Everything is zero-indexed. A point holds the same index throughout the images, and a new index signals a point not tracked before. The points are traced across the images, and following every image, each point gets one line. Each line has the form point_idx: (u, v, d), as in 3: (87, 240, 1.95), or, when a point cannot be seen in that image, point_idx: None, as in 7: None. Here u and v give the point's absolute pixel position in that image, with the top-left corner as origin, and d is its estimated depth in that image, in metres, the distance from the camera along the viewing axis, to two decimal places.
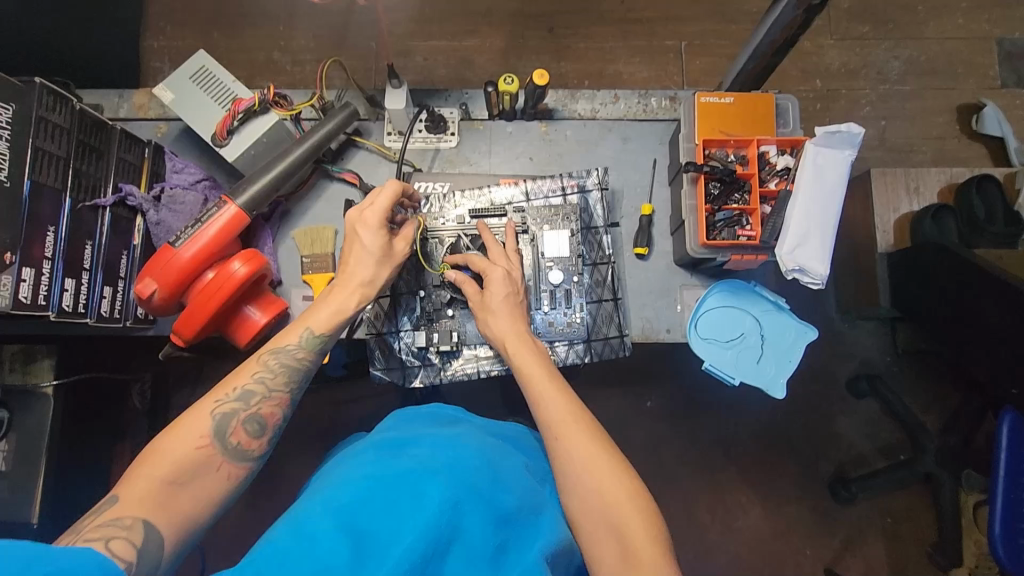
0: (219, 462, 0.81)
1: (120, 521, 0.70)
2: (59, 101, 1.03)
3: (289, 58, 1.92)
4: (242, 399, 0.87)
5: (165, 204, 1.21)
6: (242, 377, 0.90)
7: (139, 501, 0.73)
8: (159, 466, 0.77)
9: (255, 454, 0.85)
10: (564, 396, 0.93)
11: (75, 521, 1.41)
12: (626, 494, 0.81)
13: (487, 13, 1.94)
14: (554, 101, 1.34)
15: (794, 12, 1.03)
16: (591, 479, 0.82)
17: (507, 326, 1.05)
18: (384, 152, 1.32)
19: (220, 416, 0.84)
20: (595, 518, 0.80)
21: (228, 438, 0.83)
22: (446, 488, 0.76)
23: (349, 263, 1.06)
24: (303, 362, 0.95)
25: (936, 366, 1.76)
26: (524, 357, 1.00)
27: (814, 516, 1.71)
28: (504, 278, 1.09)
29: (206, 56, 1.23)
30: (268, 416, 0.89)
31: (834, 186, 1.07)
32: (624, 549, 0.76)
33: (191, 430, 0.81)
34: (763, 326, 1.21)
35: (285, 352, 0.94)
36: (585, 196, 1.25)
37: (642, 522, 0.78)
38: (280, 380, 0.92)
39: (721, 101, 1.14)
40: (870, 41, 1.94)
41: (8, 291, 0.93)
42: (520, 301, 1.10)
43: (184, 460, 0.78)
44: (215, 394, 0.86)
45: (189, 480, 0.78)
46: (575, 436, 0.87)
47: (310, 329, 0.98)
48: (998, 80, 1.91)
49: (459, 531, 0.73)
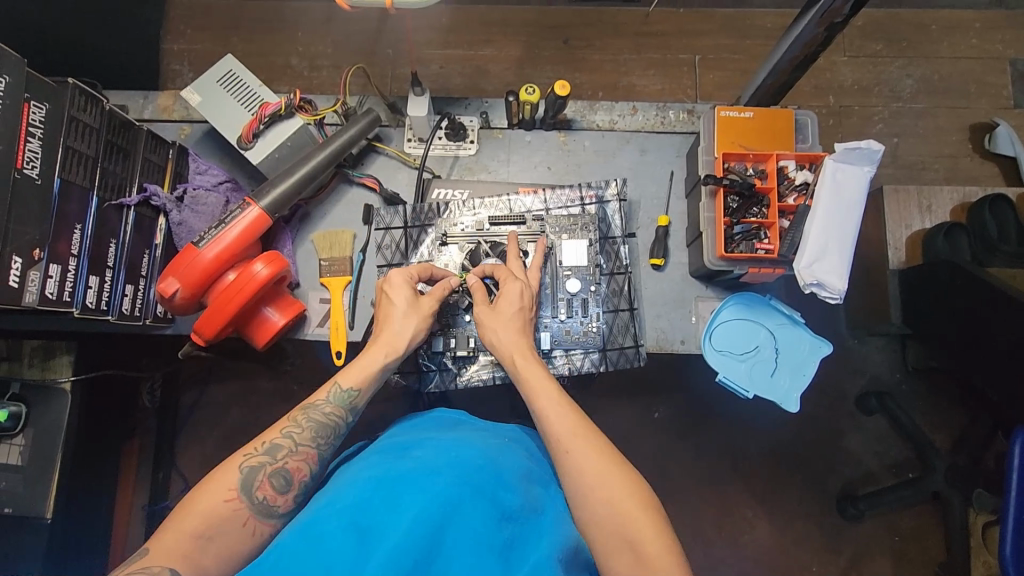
0: (245, 518, 0.82)
1: (149, 570, 0.73)
2: (90, 101, 1.05)
3: (307, 64, 1.95)
4: (270, 453, 0.89)
5: (188, 205, 1.23)
6: (272, 431, 0.93)
7: (165, 550, 0.75)
8: (188, 520, 0.79)
9: (282, 511, 0.86)
10: (572, 416, 0.92)
11: (82, 517, 1.41)
12: (639, 507, 0.82)
13: (503, 23, 1.97)
14: (573, 112, 1.36)
15: (815, 30, 1.04)
16: (602, 492, 0.83)
17: (512, 339, 1.04)
18: (405, 158, 1.34)
19: (248, 470, 0.86)
20: (609, 534, 0.80)
21: (255, 492, 0.85)
22: (445, 486, 0.76)
23: (384, 323, 1.06)
24: (331, 418, 0.96)
25: (945, 385, 1.76)
26: (530, 368, 1.00)
27: (821, 533, 1.70)
28: (519, 294, 1.08)
29: (233, 61, 1.25)
30: (296, 471, 0.90)
31: (851, 203, 1.08)
32: (639, 559, 0.77)
33: (219, 484, 0.84)
34: (778, 339, 1.21)
35: (314, 408, 0.96)
36: (603, 206, 1.26)
37: (654, 532, 0.79)
38: (308, 436, 0.94)
39: (741, 115, 1.16)
40: (883, 59, 1.95)
41: (35, 287, 0.94)
42: (527, 319, 1.08)
43: (215, 512, 0.81)
44: (245, 448, 0.89)
45: (215, 533, 0.79)
46: (578, 451, 0.87)
47: (338, 382, 0.98)
48: (1011, 100, 1.92)
49: (458, 521, 0.73)
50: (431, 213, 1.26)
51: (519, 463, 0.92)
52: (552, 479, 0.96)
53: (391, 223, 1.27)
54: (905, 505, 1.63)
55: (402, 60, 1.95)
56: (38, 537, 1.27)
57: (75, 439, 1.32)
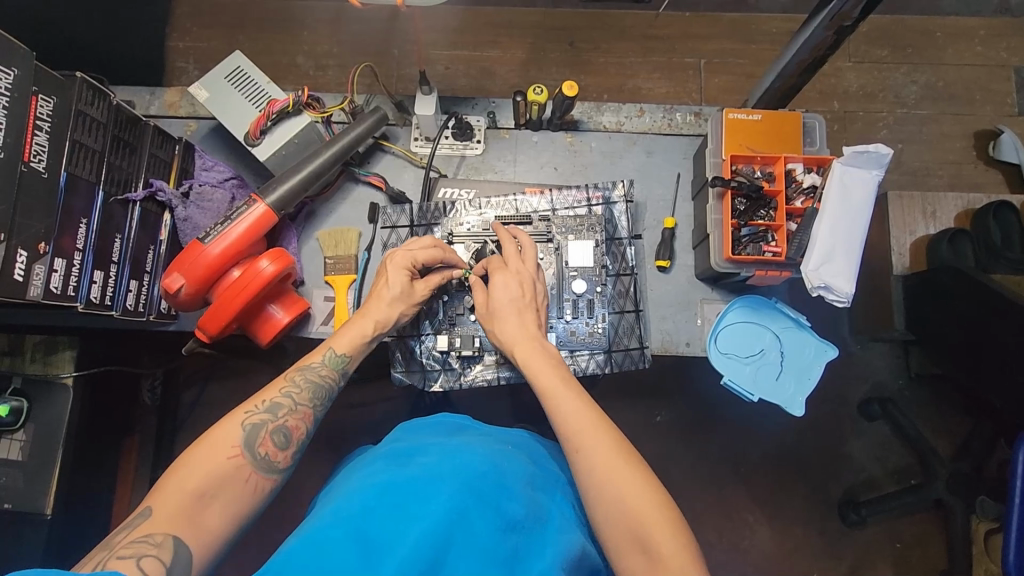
0: (247, 474, 0.82)
1: (151, 539, 0.71)
2: (98, 96, 1.05)
3: (312, 63, 1.95)
4: (271, 411, 0.89)
5: (194, 201, 1.23)
6: (272, 391, 0.92)
7: (168, 514, 0.74)
8: (189, 477, 0.78)
9: (282, 466, 0.86)
10: (583, 405, 0.92)
11: (80, 514, 1.40)
12: (653, 505, 0.81)
13: (508, 25, 1.97)
14: (580, 112, 1.36)
15: (824, 33, 1.04)
16: (615, 491, 0.82)
17: (515, 331, 1.05)
18: (411, 157, 1.33)
19: (250, 427, 0.86)
20: (623, 532, 0.80)
21: (257, 449, 0.85)
22: (449, 496, 0.75)
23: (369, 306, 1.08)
24: (325, 378, 0.98)
25: (948, 392, 1.75)
26: (535, 363, 1.00)
27: (822, 539, 1.70)
28: (516, 283, 1.09)
29: (242, 57, 1.25)
30: (295, 429, 0.91)
31: (860, 206, 1.08)
32: (651, 560, 0.77)
33: (221, 440, 0.83)
34: (783, 343, 1.21)
35: (309, 369, 0.97)
36: (610, 207, 1.26)
37: (667, 530, 0.78)
38: (305, 396, 0.95)
39: (748, 117, 1.15)
40: (888, 65, 1.95)
41: (40, 281, 0.94)
42: (533, 309, 1.09)
43: (216, 472, 0.80)
44: (246, 405, 0.89)
45: (217, 491, 0.79)
46: (590, 447, 0.87)
47: (332, 348, 1.01)
48: (1015, 108, 1.92)
49: (461, 531, 0.71)
50: (436, 212, 1.26)
51: (523, 468, 0.90)
52: (557, 484, 0.94)
53: (397, 222, 1.28)
54: (907, 512, 1.62)
55: (407, 60, 1.95)
56: (37, 532, 1.26)
57: (75, 435, 1.32)
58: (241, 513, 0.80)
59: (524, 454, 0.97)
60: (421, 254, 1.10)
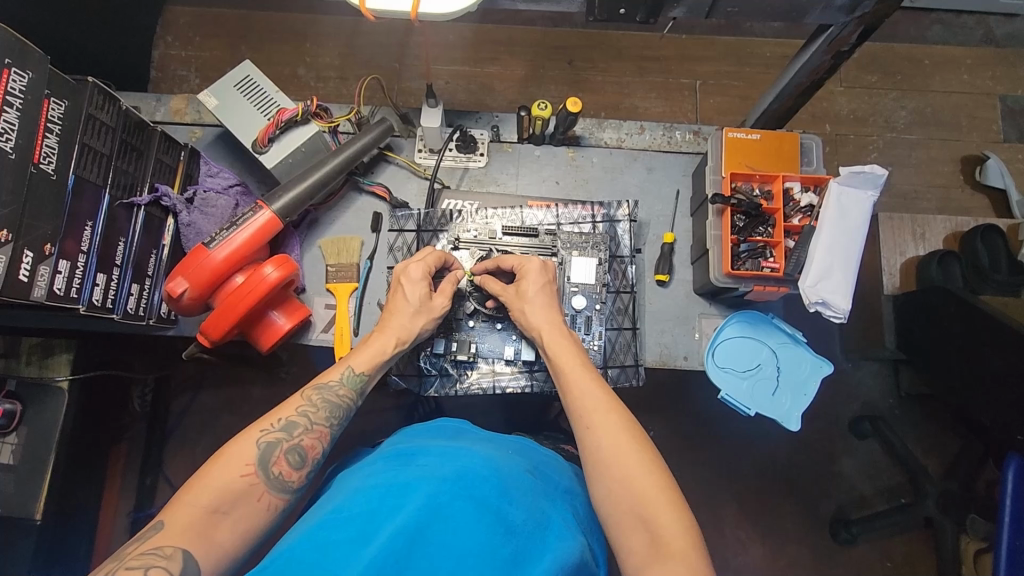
0: (259, 493, 0.82)
1: (160, 551, 0.71)
2: (108, 100, 1.06)
3: (313, 75, 1.97)
4: (286, 430, 0.89)
5: (198, 207, 1.24)
6: (288, 409, 0.92)
7: (179, 530, 0.74)
8: (201, 493, 0.78)
9: (296, 486, 0.86)
10: (597, 386, 0.96)
11: (66, 525, 1.39)
12: (654, 486, 0.82)
13: (509, 41, 2.01)
14: (582, 128, 1.39)
15: (823, 57, 1.07)
16: (620, 468, 0.84)
17: (543, 316, 1.08)
18: (415, 168, 1.35)
19: (264, 446, 0.86)
20: (624, 509, 0.82)
21: (270, 468, 0.84)
22: (440, 500, 0.75)
23: (393, 312, 1.09)
24: (343, 399, 0.97)
25: (937, 412, 1.78)
26: (557, 344, 1.04)
27: (813, 557, 1.70)
28: (539, 270, 1.12)
29: (251, 66, 1.27)
30: (310, 448, 0.90)
31: (856, 224, 1.11)
32: (652, 539, 0.78)
33: (235, 459, 0.83)
34: (779, 358, 1.22)
35: (328, 388, 0.96)
36: (614, 225, 1.28)
37: (671, 511, 0.80)
38: (322, 414, 0.93)
39: (748, 137, 1.19)
40: (878, 90, 2.01)
41: (44, 282, 0.94)
42: (554, 291, 1.13)
43: (230, 488, 0.80)
44: (261, 424, 0.88)
45: (230, 508, 0.79)
46: (599, 423, 0.90)
47: (351, 367, 1.00)
48: (1000, 134, 1.97)
49: (450, 523, 0.73)
50: (442, 220, 1.29)
51: (524, 475, 0.90)
52: (556, 493, 0.93)
53: (403, 226, 1.29)
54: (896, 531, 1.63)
55: (409, 74, 1.97)
56: (25, 539, 1.25)
57: (69, 440, 1.31)
58: (235, 512, 0.79)
59: (525, 461, 0.96)
60: (433, 261, 1.13)
